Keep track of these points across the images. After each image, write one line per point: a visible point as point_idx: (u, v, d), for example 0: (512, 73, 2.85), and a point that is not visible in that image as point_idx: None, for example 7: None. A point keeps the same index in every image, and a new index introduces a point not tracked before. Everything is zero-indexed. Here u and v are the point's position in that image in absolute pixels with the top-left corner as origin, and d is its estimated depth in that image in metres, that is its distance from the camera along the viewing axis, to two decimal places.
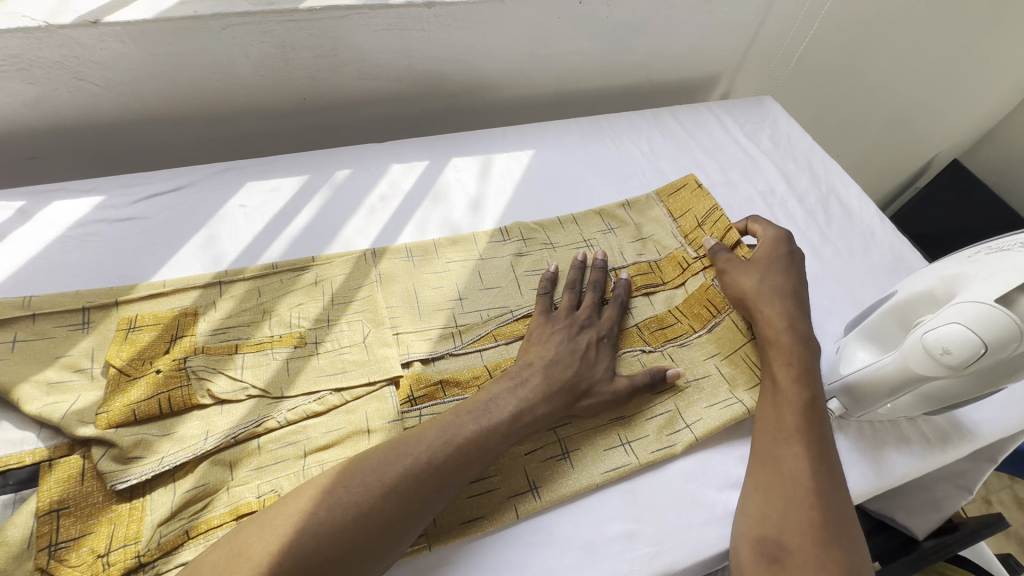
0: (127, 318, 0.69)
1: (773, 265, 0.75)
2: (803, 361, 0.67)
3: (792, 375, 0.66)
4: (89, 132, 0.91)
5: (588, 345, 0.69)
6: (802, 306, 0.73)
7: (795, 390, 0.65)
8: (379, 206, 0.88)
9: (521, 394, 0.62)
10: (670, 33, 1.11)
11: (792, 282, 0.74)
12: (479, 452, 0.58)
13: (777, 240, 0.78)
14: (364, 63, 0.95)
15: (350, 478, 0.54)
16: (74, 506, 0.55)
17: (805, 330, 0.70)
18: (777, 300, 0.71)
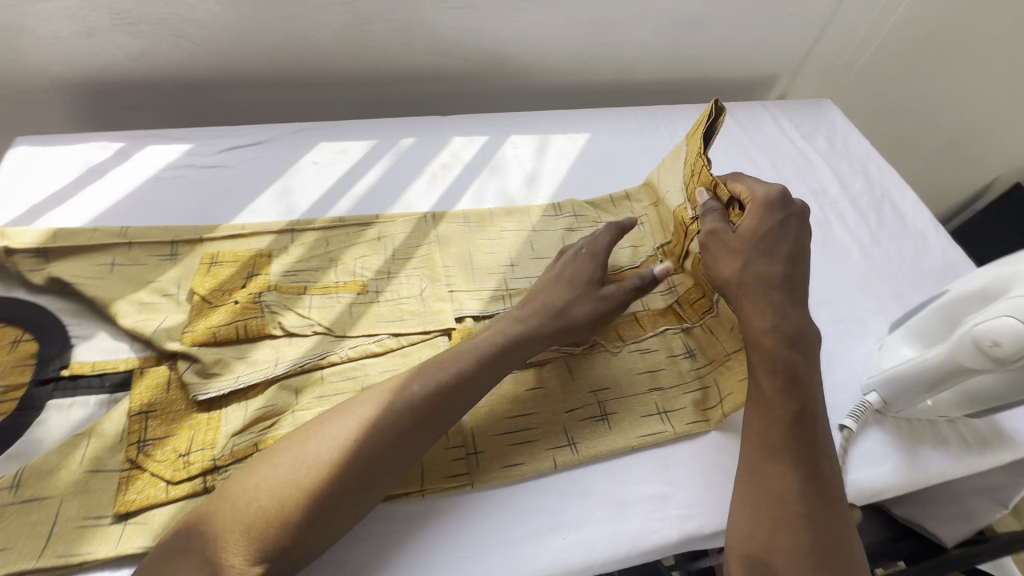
0: (210, 254, 0.75)
1: (763, 244, 0.65)
2: (790, 365, 0.61)
3: (774, 386, 0.61)
4: (179, 86, 0.98)
5: (563, 271, 0.73)
6: (794, 295, 0.65)
7: (780, 398, 0.61)
8: (440, 174, 0.92)
9: (457, 373, 0.61)
10: (733, 29, 1.12)
11: (785, 265, 0.65)
12: (420, 428, 0.58)
13: (769, 205, 0.66)
14: (434, 40, 1.00)
15: (291, 457, 0.54)
16: (160, 410, 0.62)
17: (796, 323, 0.63)
18: (761, 293, 0.64)
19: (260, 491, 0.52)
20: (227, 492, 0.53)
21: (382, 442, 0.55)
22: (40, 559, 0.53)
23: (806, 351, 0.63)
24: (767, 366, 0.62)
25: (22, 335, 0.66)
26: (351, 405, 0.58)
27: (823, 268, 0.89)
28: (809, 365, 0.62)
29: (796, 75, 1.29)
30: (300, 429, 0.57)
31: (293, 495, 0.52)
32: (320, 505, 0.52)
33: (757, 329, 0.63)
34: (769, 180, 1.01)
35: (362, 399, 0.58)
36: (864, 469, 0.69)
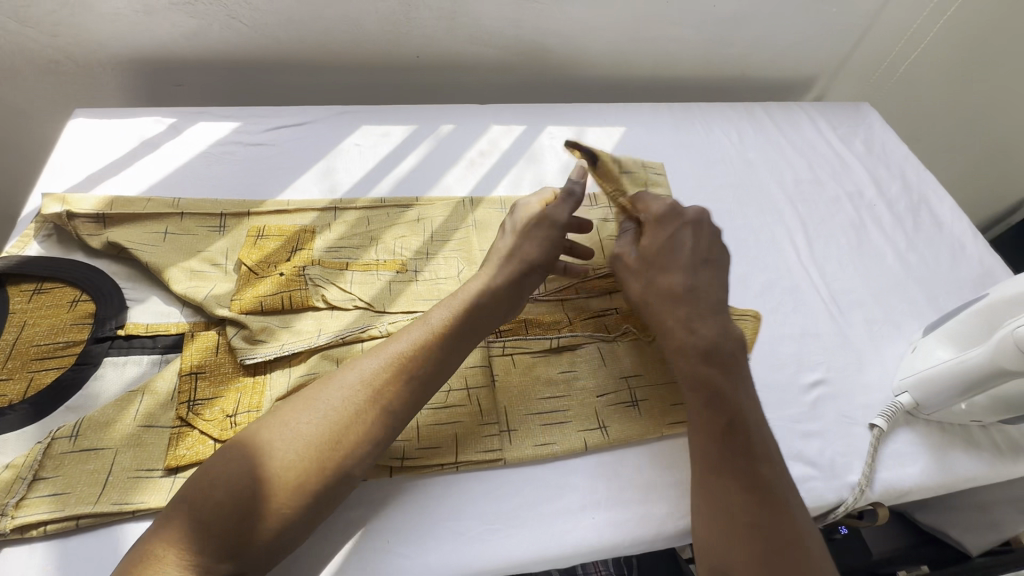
0: (257, 227, 0.78)
1: (658, 259, 0.66)
2: (712, 381, 0.59)
3: (703, 401, 0.58)
4: (228, 67, 1.01)
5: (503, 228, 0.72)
6: (710, 303, 0.64)
7: (709, 414, 0.58)
8: (478, 161, 0.94)
9: (402, 358, 0.58)
10: (774, 29, 1.12)
11: (684, 275, 0.65)
12: (370, 414, 0.54)
13: (659, 220, 0.69)
14: (477, 30, 1.01)
15: (244, 448, 0.51)
16: (209, 372, 0.64)
17: (711, 333, 0.61)
18: (669, 307, 0.64)
19: (214, 486, 0.49)
20: (183, 491, 0.50)
21: (339, 427, 0.53)
22: (97, 505, 0.55)
23: (731, 361, 0.61)
24: (693, 381, 0.60)
25: (81, 296, 0.69)
26: (307, 392, 0.55)
27: (857, 270, 0.89)
28: (730, 378, 0.59)
29: (834, 78, 1.28)
30: (263, 418, 0.54)
31: (252, 487, 0.49)
32: (280, 495, 0.49)
33: (676, 343, 0.62)
34: (805, 180, 1.01)
35: (317, 385, 0.56)
36: (893, 469, 0.69)
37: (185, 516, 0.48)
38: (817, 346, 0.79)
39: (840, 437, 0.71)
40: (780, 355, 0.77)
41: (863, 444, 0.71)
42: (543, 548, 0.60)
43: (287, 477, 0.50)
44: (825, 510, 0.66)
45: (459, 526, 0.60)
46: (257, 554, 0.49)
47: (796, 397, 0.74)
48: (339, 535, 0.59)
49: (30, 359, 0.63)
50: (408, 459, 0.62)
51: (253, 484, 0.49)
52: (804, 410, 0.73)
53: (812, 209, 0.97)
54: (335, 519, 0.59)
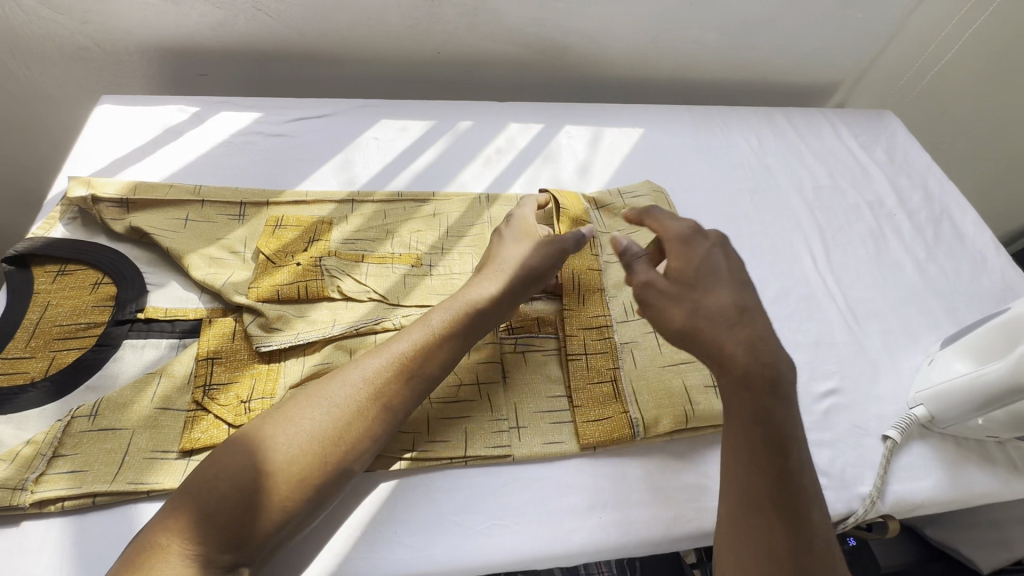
0: (275, 217, 0.78)
1: (701, 278, 0.56)
2: (766, 413, 0.52)
3: (758, 436, 0.51)
4: (252, 58, 1.02)
5: (502, 234, 0.72)
6: (760, 324, 0.55)
7: (758, 447, 0.51)
8: (495, 158, 0.94)
9: (403, 359, 0.58)
10: (798, 33, 1.11)
11: (731, 292, 0.56)
12: (370, 413, 0.56)
13: (685, 241, 0.59)
14: (499, 26, 1.01)
15: (247, 442, 0.52)
16: (225, 358, 0.65)
17: (769, 357, 0.53)
18: (725, 331, 0.53)
19: (218, 477, 0.50)
20: (189, 481, 0.51)
21: (342, 424, 0.54)
22: (113, 483, 0.56)
23: (787, 393, 0.53)
24: (746, 416, 0.52)
25: (103, 279, 0.70)
26: (309, 389, 0.56)
27: (874, 280, 0.88)
28: (789, 411, 0.52)
29: (857, 85, 1.26)
30: (267, 412, 0.55)
31: (256, 480, 0.50)
32: (283, 489, 0.50)
33: (731, 371, 0.52)
34: (825, 187, 1.00)
35: (321, 382, 0.57)
36: (905, 482, 0.68)
37: (192, 505, 0.49)
38: (831, 355, 0.78)
39: (853, 447, 0.70)
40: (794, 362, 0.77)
41: (876, 456, 0.70)
42: (549, 545, 0.60)
43: (290, 471, 0.51)
44: (834, 520, 0.66)
45: (467, 519, 0.60)
46: (259, 546, 0.50)
47: (808, 406, 0.73)
48: (348, 523, 0.59)
49: (52, 339, 0.65)
50: (418, 451, 0.63)
51: (257, 477, 0.50)
52: (817, 418, 0.72)
53: (831, 217, 0.96)
54: (345, 507, 0.60)
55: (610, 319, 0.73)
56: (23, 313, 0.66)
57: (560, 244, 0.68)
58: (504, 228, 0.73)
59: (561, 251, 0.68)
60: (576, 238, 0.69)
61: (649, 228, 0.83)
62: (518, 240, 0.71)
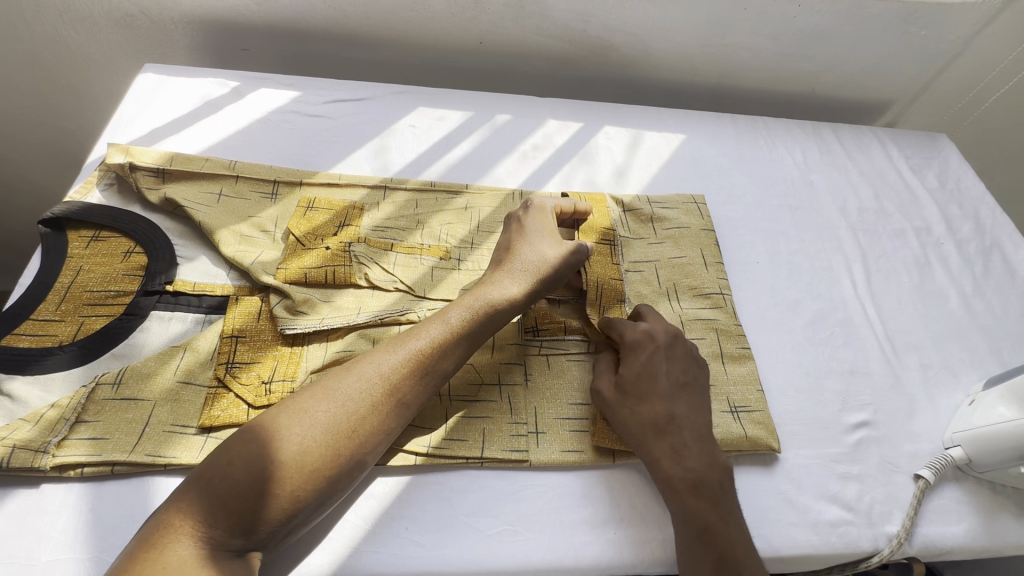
0: (307, 199, 0.78)
1: (637, 390, 0.63)
2: (697, 513, 0.57)
3: (690, 535, 0.56)
4: (294, 36, 1.02)
5: (522, 225, 0.71)
6: (690, 431, 0.61)
7: (698, 548, 0.56)
8: (531, 154, 0.92)
9: (421, 356, 0.58)
10: (854, 46, 1.07)
11: (666, 402, 0.62)
12: (382, 407, 0.55)
13: (633, 347, 0.66)
14: (544, 20, 0.99)
15: (262, 429, 0.51)
16: (249, 337, 0.64)
17: (695, 463, 0.59)
18: (658, 439, 0.61)
19: (232, 465, 0.49)
20: (201, 465, 0.50)
21: (355, 419, 0.53)
22: (131, 454, 0.56)
23: (716, 494, 0.58)
24: (681, 514, 0.57)
25: (135, 247, 0.70)
26: (323, 381, 0.56)
27: (916, 310, 0.84)
28: (718, 513, 0.57)
29: (911, 105, 1.21)
30: (284, 400, 0.55)
31: (271, 470, 0.49)
32: (297, 479, 0.50)
33: (658, 476, 0.60)
34: (870, 211, 0.96)
35: (336, 374, 0.56)
36: (936, 525, 0.66)
37: (204, 492, 0.48)
38: (865, 385, 0.75)
39: (882, 484, 0.67)
40: (826, 389, 0.74)
41: (906, 495, 0.67)
42: (562, 556, 0.58)
43: (305, 461, 0.50)
44: (857, 558, 0.63)
45: (479, 522, 0.59)
46: (270, 534, 0.49)
47: (837, 437, 0.70)
48: (358, 514, 0.59)
49: (82, 304, 0.65)
50: (435, 448, 0.62)
51: (271, 466, 0.49)
52: (846, 450, 0.69)
53: (874, 241, 0.92)
54: (357, 495, 0.60)
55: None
56: (55, 275, 0.67)
57: (572, 250, 0.69)
58: (521, 218, 0.72)
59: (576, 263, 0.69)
60: (582, 249, 0.70)
61: (675, 241, 0.82)
62: (540, 237, 0.70)
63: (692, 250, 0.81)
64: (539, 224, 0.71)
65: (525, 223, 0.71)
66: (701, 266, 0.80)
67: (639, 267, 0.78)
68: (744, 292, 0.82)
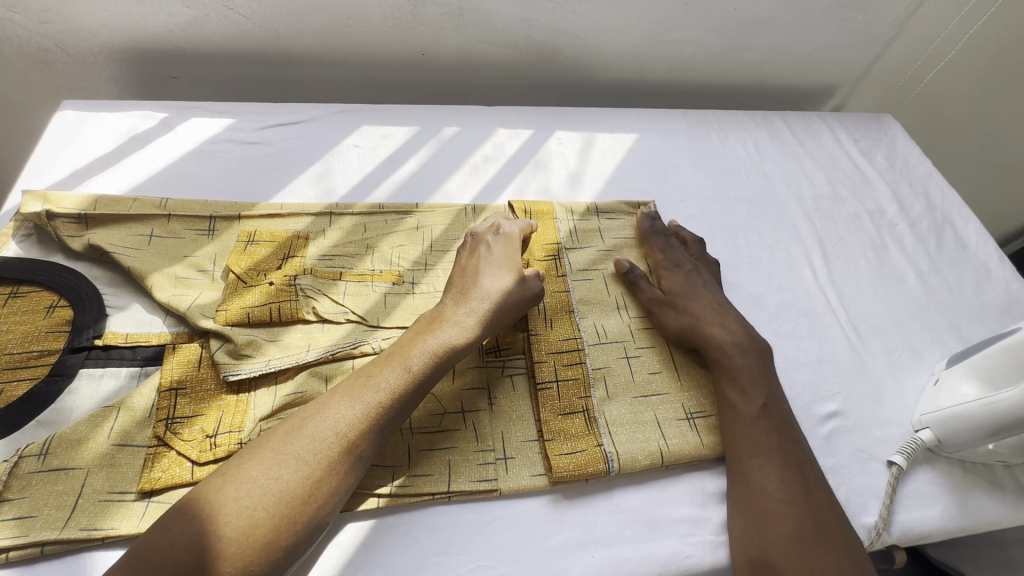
0: (247, 232, 0.74)
1: (686, 291, 0.74)
2: (747, 368, 0.66)
3: (737, 390, 0.65)
4: (226, 59, 0.97)
5: (489, 252, 0.69)
6: (729, 312, 0.72)
7: (741, 398, 0.65)
8: (482, 166, 0.90)
9: (379, 406, 0.55)
10: (795, 35, 1.08)
11: (714, 298, 0.73)
12: (340, 465, 0.52)
13: (672, 267, 0.77)
14: (485, 27, 0.97)
15: (210, 499, 0.48)
16: (189, 388, 0.60)
17: (745, 334, 0.69)
18: (709, 320, 0.70)
19: (174, 544, 0.46)
20: (139, 544, 0.47)
21: (310, 483, 0.50)
22: (64, 531, 0.52)
23: (763, 357, 0.68)
24: (730, 373, 0.66)
25: (58, 301, 0.65)
26: (274, 441, 0.52)
27: (876, 293, 0.85)
28: (761, 367, 0.67)
29: (855, 88, 1.23)
30: (228, 464, 0.51)
31: (219, 546, 0.46)
32: (248, 555, 0.47)
33: (715, 346, 0.68)
34: (824, 196, 0.97)
35: (285, 433, 0.53)
36: (913, 510, 0.65)
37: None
38: (833, 374, 0.75)
39: (856, 474, 0.67)
40: (796, 383, 0.74)
41: (881, 483, 0.67)
42: None
43: (257, 534, 0.47)
44: None
45: (450, 561, 0.56)
46: None
47: (811, 429, 0.70)
48: (320, 568, 0.55)
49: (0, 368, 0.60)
50: (398, 487, 0.59)
51: (220, 542, 0.46)
52: (818, 442, 0.69)
53: (830, 228, 0.92)
54: (321, 548, 0.56)
55: (582, 341, 0.70)
56: None
57: (531, 286, 0.68)
58: (489, 245, 0.70)
59: (533, 297, 0.67)
60: (532, 287, 0.68)
61: (621, 251, 0.81)
62: (495, 266, 0.67)
63: (638, 260, 0.80)
64: (504, 253, 0.69)
65: (495, 255, 0.69)
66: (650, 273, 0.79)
67: (588, 275, 0.77)
68: None
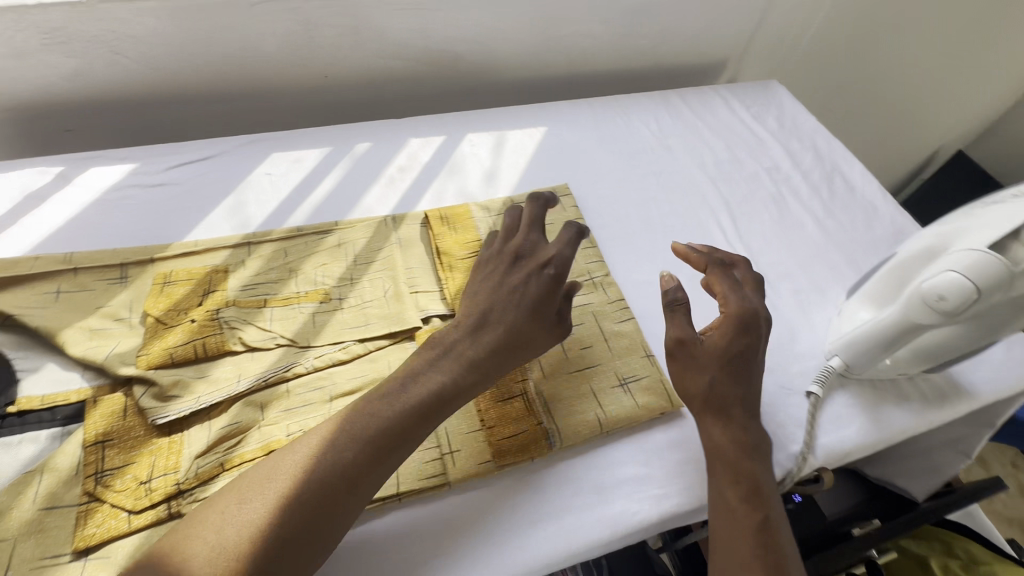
0: (162, 273, 0.73)
1: (732, 367, 0.62)
2: (750, 475, 0.58)
3: (739, 495, 0.57)
4: (122, 105, 0.95)
5: (523, 280, 0.61)
6: (748, 390, 0.62)
7: (742, 508, 0.56)
8: (398, 177, 0.91)
9: (389, 444, 0.53)
10: (678, 18, 1.15)
11: (747, 383, 0.62)
12: (344, 505, 0.50)
13: (738, 323, 0.63)
14: (383, 42, 0.99)
15: (213, 525, 0.48)
16: (117, 439, 0.59)
17: (753, 434, 0.60)
18: (728, 409, 0.60)
19: None
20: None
21: (312, 526, 0.48)
22: None
23: (765, 458, 0.60)
24: (733, 474, 0.58)
25: None
26: (279, 476, 0.50)
27: (781, 243, 0.91)
28: (762, 472, 0.59)
29: (743, 59, 1.32)
30: (231, 497, 0.50)
31: None
32: None
33: (717, 438, 0.60)
34: (724, 161, 1.04)
35: (292, 468, 0.50)
36: (833, 433, 0.71)
37: None
38: None
39: (781, 409, 0.72)
40: None
41: (803, 413, 0.72)
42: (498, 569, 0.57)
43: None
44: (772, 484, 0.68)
45: (410, 560, 0.58)
46: None
47: None
48: None
49: None
50: None
51: None
52: None
53: (734, 190, 0.99)
54: None
55: None
56: None
57: (549, 330, 0.61)
58: (526, 272, 0.62)
59: (550, 336, 0.61)
60: (555, 330, 0.62)
61: None
62: (523, 299, 0.60)
63: None
64: (537, 279, 0.62)
65: (533, 294, 0.61)
66: None
67: None
68: (627, 262, 0.85)
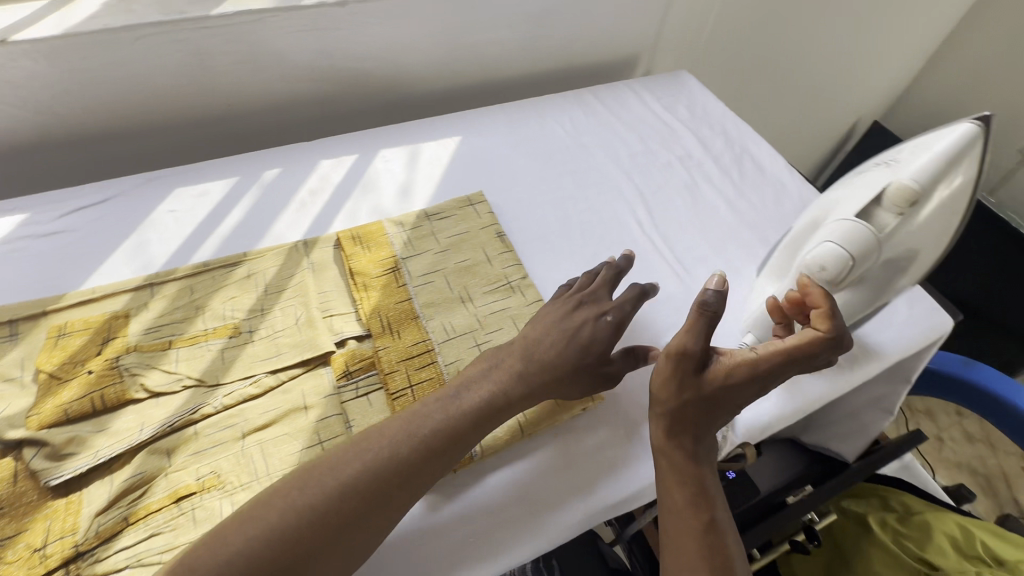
0: (56, 326, 0.69)
1: (717, 402, 0.60)
2: (696, 478, 0.59)
3: (685, 497, 0.58)
4: (10, 154, 0.91)
5: (581, 330, 0.68)
6: (713, 413, 0.61)
7: (687, 509, 0.58)
8: (309, 201, 0.90)
9: (409, 468, 0.56)
10: (583, 18, 1.17)
11: (717, 413, 0.61)
12: (386, 507, 0.54)
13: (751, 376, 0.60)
14: (285, 66, 0.98)
15: (273, 505, 0.51)
16: (8, 507, 0.56)
17: (702, 443, 0.61)
18: (687, 428, 0.60)
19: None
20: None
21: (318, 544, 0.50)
22: None
23: (710, 458, 0.62)
24: (678, 476, 0.59)
25: None
26: (298, 487, 0.53)
27: (695, 228, 0.94)
28: (705, 473, 0.60)
29: (654, 53, 1.36)
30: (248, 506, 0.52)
31: None
32: None
33: (666, 445, 0.61)
34: (638, 153, 1.06)
35: (313, 482, 0.53)
36: (751, 408, 0.73)
37: None
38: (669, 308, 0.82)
39: None
40: (638, 323, 0.80)
41: None
42: None
43: None
44: None
45: None
46: None
47: None
48: None
49: None
50: None
51: None
52: None
53: (648, 180, 1.01)
54: None
55: (431, 341, 0.72)
56: None
57: (584, 378, 0.66)
58: (585, 322, 0.68)
59: (586, 381, 0.66)
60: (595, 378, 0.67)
61: (458, 247, 0.84)
62: (576, 346, 0.66)
63: (475, 251, 0.84)
64: (594, 329, 0.68)
65: (585, 341, 0.67)
66: (487, 261, 0.83)
67: (428, 279, 0.79)
68: (546, 263, 0.86)
